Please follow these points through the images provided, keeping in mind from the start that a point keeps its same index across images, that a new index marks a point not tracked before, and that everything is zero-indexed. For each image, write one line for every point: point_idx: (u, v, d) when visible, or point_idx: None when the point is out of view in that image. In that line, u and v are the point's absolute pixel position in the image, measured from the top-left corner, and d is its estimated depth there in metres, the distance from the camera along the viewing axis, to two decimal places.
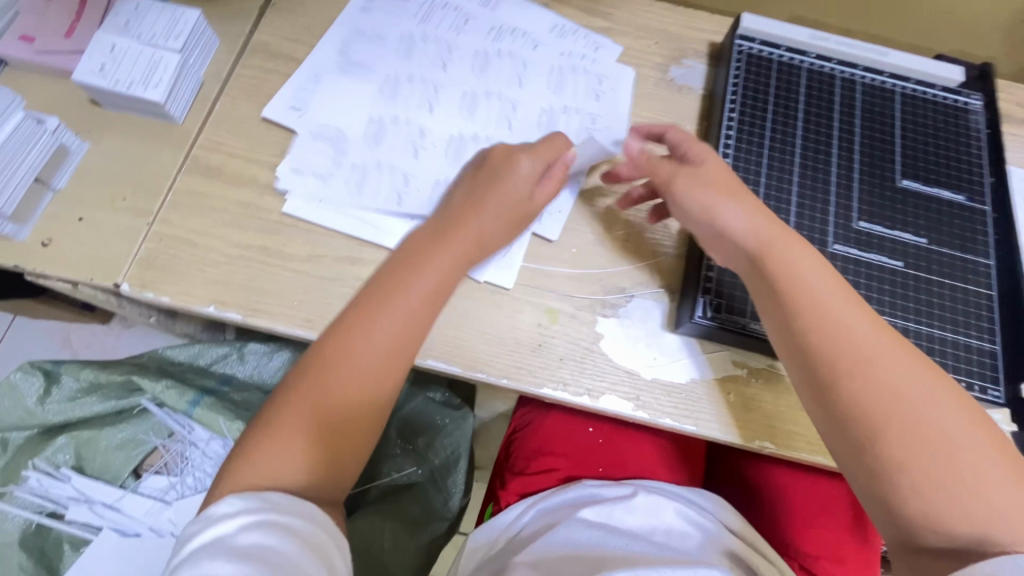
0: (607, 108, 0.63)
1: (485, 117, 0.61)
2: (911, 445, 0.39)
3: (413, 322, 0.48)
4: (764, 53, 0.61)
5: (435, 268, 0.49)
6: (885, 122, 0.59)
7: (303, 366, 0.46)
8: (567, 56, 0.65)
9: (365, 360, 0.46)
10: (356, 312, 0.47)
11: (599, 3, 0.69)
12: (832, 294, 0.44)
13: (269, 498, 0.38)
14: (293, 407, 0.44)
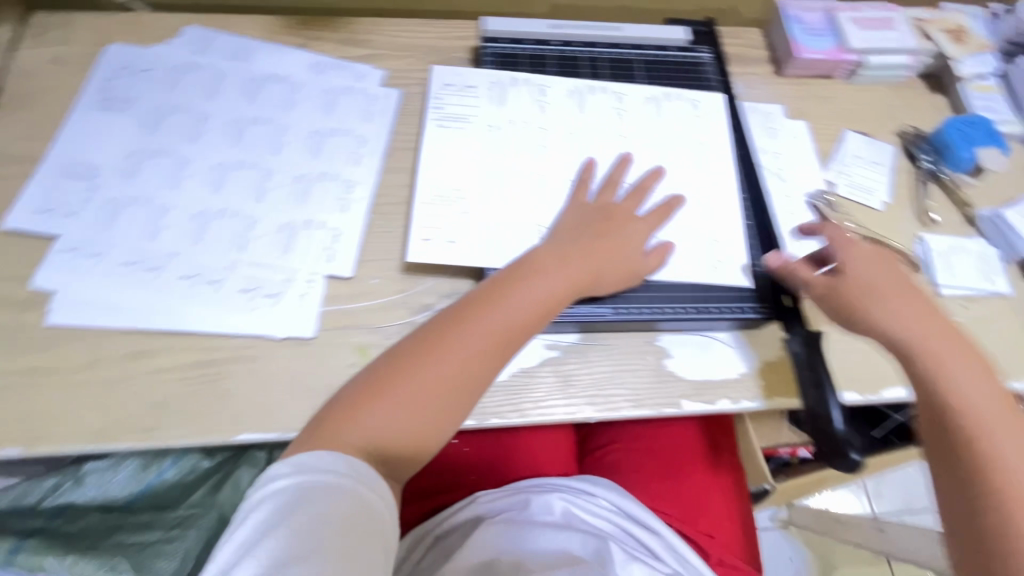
0: (379, 132, 0.63)
1: (237, 184, 0.59)
2: (967, 432, 0.43)
3: (502, 334, 0.48)
4: (512, 50, 0.68)
5: (527, 297, 0.49)
6: (630, 85, 0.67)
7: (391, 373, 0.45)
8: (329, 90, 0.65)
9: (423, 394, 0.44)
10: (458, 315, 0.48)
11: (356, 32, 0.70)
12: (920, 307, 0.49)
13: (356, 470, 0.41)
14: (358, 438, 0.42)
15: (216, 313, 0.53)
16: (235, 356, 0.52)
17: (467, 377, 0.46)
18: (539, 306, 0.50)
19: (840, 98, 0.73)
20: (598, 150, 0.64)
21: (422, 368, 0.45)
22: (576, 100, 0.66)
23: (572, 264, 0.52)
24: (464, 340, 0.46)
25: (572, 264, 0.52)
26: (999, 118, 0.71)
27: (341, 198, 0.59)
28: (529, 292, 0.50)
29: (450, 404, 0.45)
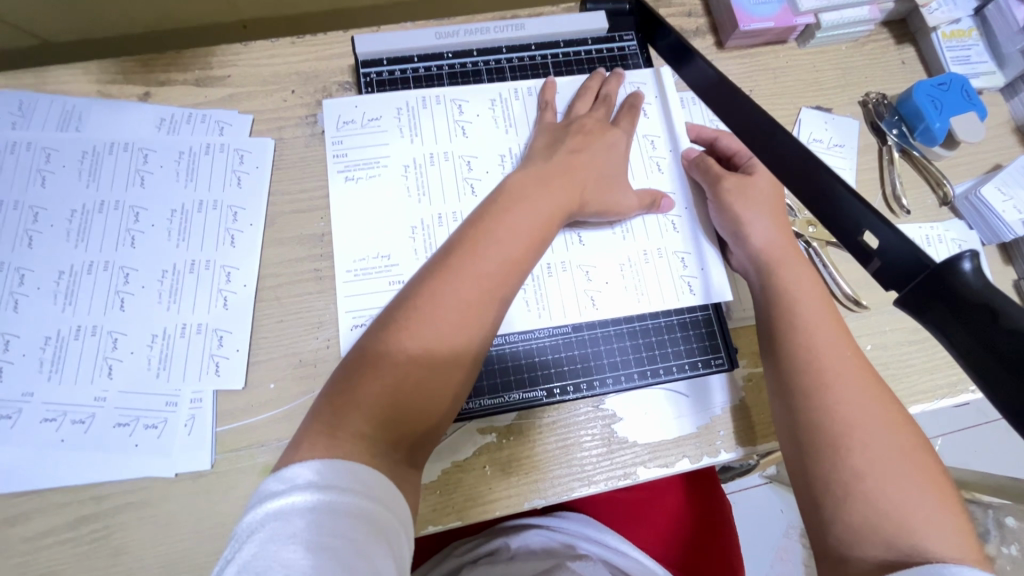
0: (255, 197, 0.53)
1: (92, 291, 0.49)
2: (830, 432, 0.41)
3: (501, 269, 0.44)
4: (397, 73, 0.57)
5: (513, 233, 0.45)
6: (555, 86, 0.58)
7: (392, 311, 0.42)
8: (186, 152, 0.54)
9: (431, 345, 0.40)
10: (451, 252, 0.44)
11: (211, 65, 0.57)
12: (814, 303, 0.47)
13: (353, 475, 0.34)
14: (365, 407, 0.38)
15: (91, 459, 0.46)
16: (123, 505, 0.45)
17: (474, 321, 0.42)
18: (530, 236, 0.46)
19: (793, 67, 0.63)
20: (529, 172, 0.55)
21: (418, 322, 0.40)
22: (484, 126, 0.56)
23: (555, 199, 0.48)
24: (459, 277, 0.42)
25: (554, 196, 0.48)
26: (974, 70, 0.62)
27: (219, 289, 0.50)
28: (518, 222, 0.45)
29: (465, 350, 0.41)
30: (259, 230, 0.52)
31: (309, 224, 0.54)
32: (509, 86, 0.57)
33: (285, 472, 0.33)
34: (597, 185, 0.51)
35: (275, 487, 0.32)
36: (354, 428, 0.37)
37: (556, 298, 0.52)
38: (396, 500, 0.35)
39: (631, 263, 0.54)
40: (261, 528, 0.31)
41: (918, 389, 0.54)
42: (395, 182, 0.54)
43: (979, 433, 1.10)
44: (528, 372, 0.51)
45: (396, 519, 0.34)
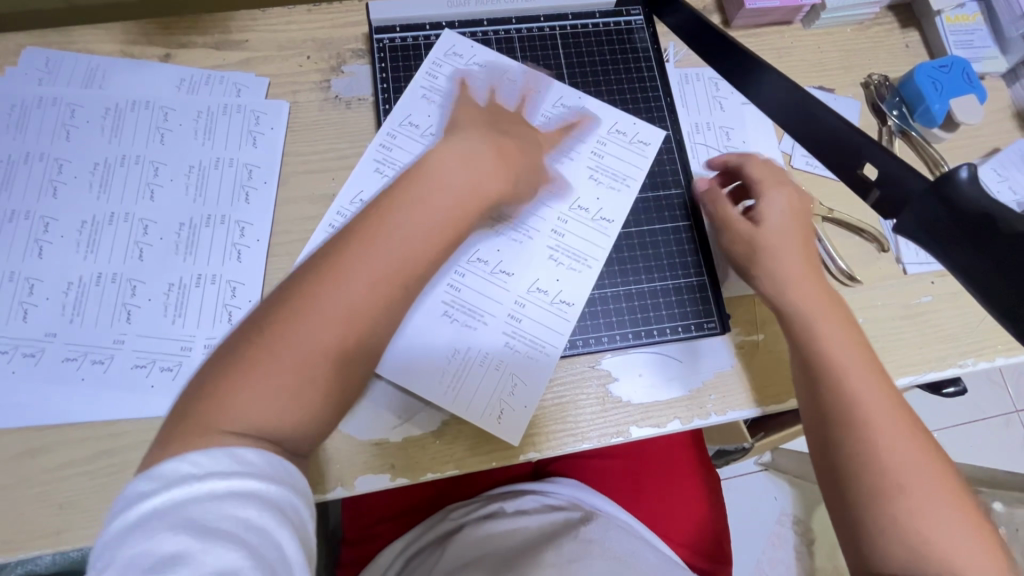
0: (269, 157, 0.55)
1: (112, 240, 0.51)
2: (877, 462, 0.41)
3: (416, 236, 0.41)
4: (408, 39, 0.59)
5: (439, 198, 0.42)
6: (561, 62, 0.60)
7: (302, 274, 0.39)
8: (204, 111, 0.56)
9: (348, 316, 0.38)
10: (365, 216, 0.41)
11: (230, 30, 0.59)
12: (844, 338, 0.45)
13: (240, 458, 0.33)
14: (271, 371, 0.36)
15: (110, 396, 0.48)
16: (138, 441, 0.48)
17: (394, 290, 0.40)
18: (462, 198, 0.44)
19: (797, 48, 0.64)
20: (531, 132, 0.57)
21: (332, 278, 0.38)
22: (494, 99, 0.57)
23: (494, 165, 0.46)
24: (381, 236, 0.40)
25: (495, 162, 0.47)
26: (976, 54, 0.63)
27: (233, 243, 0.52)
28: (440, 186, 0.43)
29: (374, 324, 0.39)
30: (272, 187, 0.54)
31: (320, 184, 0.55)
32: (517, 65, 0.59)
33: (196, 457, 0.32)
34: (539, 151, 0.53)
35: (183, 469, 0.31)
36: (265, 381, 0.35)
37: (498, 267, 0.53)
38: (292, 472, 0.35)
39: (573, 224, 0.55)
40: (143, 526, 0.30)
41: (906, 361, 0.55)
42: (401, 150, 0.56)
43: (973, 426, 1.11)
44: (475, 338, 0.51)
45: (290, 490, 0.34)
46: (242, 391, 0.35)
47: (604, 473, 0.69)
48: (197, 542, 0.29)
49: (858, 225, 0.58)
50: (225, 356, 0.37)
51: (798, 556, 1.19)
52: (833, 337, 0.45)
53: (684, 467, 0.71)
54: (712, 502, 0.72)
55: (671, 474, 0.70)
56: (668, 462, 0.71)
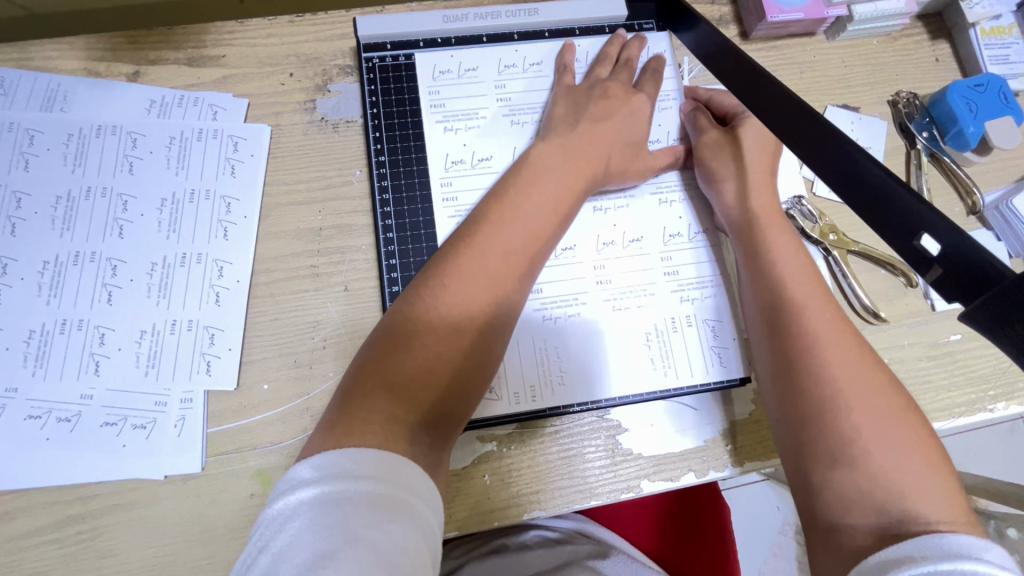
0: (249, 188, 0.51)
1: (77, 283, 0.47)
2: (831, 391, 0.39)
3: (542, 227, 0.43)
4: (401, 59, 0.54)
5: (540, 201, 0.43)
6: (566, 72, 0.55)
7: (420, 280, 0.40)
8: (177, 137, 0.51)
9: (459, 326, 0.39)
10: (480, 218, 0.43)
11: (204, 44, 0.54)
12: (793, 260, 0.46)
13: (377, 464, 0.32)
14: (393, 388, 0.36)
15: (78, 457, 0.44)
16: (111, 506, 0.44)
17: (506, 295, 0.41)
18: (550, 213, 0.43)
19: (820, 62, 0.60)
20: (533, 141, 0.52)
21: (440, 300, 0.39)
22: (502, 100, 0.53)
23: (566, 163, 0.46)
24: (481, 250, 0.41)
25: (579, 162, 0.46)
26: (1012, 70, 0.59)
27: (211, 285, 0.48)
28: (546, 190, 0.44)
29: (490, 332, 0.40)
30: (253, 222, 0.50)
31: (305, 217, 0.51)
32: (511, 48, 0.55)
33: (312, 461, 0.32)
34: (618, 152, 0.49)
35: (305, 475, 0.31)
36: (382, 415, 0.35)
37: (572, 291, 0.50)
38: (427, 491, 0.33)
39: (638, 243, 0.51)
40: (290, 521, 0.30)
41: (933, 406, 0.52)
42: (390, 182, 0.51)
43: (980, 436, 1.09)
44: (555, 372, 0.48)
45: (429, 511, 0.32)
46: (359, 437, 0.34)
47: (614, 507, 0.66)
48: (337, 546, 0.28)
49: (884, 259, 0.54)
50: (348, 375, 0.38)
51: (801, 567, 1.18)
52: (789, 262, 0.46)
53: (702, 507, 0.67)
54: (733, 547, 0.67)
55: (686, 512, 0.67)
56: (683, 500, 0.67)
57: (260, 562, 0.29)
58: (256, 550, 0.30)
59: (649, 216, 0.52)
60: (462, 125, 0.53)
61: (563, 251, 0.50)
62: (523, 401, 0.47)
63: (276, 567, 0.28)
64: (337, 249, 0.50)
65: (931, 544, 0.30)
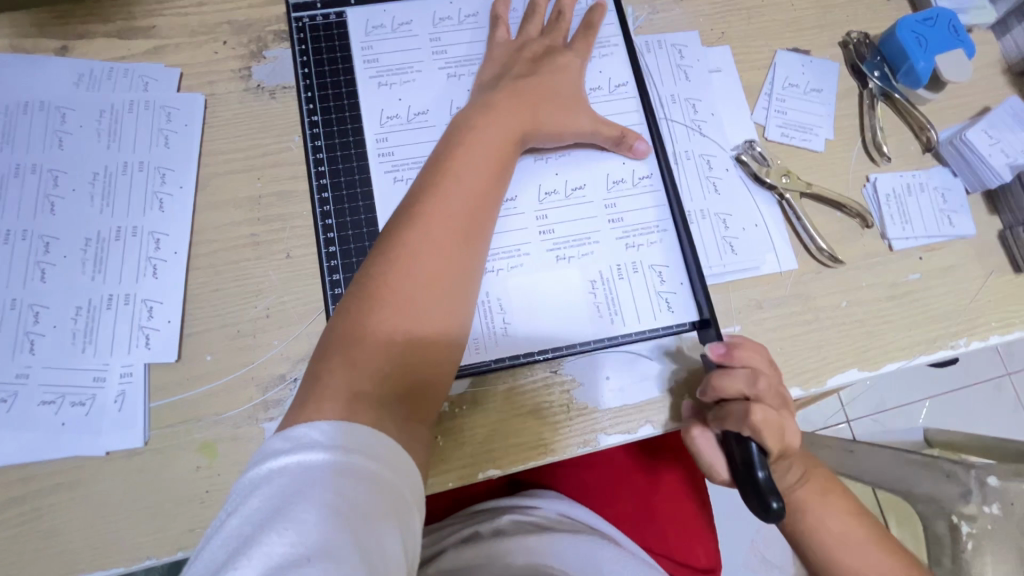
0: (185, 157, 0.49)
1: (8, 263, 0.46)
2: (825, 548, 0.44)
3: (479, 189, 0.43)
4: (333, 17, 0.53)
5: (476, 164, 0.43)
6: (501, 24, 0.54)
7: (367, 262, 0.39)
8: (108, 109, 0.50)
9: (418, 297, 0.38)
10: (421, 189, 0.42)
11: (133, 16, 0.53)
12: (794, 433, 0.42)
13: (353, 434, 0.31)
14: (362, 368, 0.35)
15: (16, 436, 0.43)
16: (53, 485, 0.43)
17: (456, 261, 0.40)
18: (486, 175, 0.43)
19: (768, 7, 0.59)
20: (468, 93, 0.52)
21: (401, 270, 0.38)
22: (437, 54, 0.53)
23: (507, 123, 0.46)
24: (425, 223, 0.40)
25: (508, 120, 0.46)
26: (962, 4, 0.58)
27: (148, 257, 0.47)
28: (482, 151, 0.44)
29: (448, 298, 0.40)
30: (189, 192, 0.49)
31: (243, 185, 0.50)
32: (446, 2, 0.54)
33: (289, 432, 0.31)
34: (550, 104, 0.48)
35: (277, 446, 0.30)
36: (352, 388, 0.35)
37: (515, 243, 0.49)
38: (405, 464, 0.33)
39: (580, 193, 0.51)
40: (264, 484, 0.29)
41: (894, 345, 0.51)
42: (326, 144, 0.50)
43: (965, 393, 1.09)
44: (500, 322, 0.48)
45: (403, 485, 0.31)
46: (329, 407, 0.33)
47: (591, 486, 0.65)
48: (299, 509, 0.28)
49: (839, 201, 0.53)
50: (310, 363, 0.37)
51: None
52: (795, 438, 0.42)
53: (674, 475, 0.67)
54: (704, 510, 0.68)
55: (660, 483, 0.66)
56: (658, 471, 0.67)
57: (228, 525, 0.28)
58: (227, 513, 0.29)
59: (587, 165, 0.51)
60: (397, 79, 0.52)
61: (503, 203, 0.50)
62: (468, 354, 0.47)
63: (245, 526, 0.28)
64: (277, 216, 0.49)
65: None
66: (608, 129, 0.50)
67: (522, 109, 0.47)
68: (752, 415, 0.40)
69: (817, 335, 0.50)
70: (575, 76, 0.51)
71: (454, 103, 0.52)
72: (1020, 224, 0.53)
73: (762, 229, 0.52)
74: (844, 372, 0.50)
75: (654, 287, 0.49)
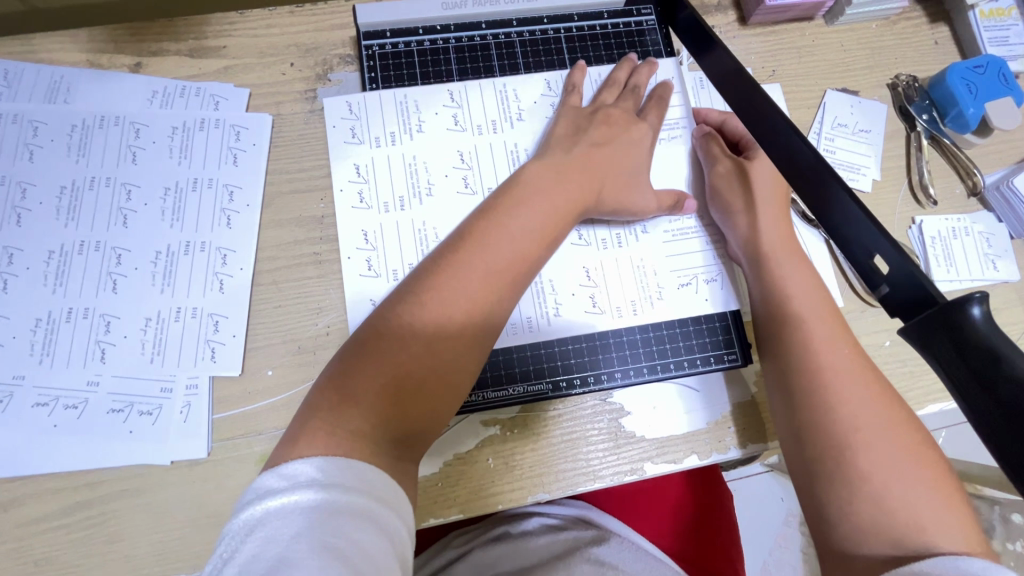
0: (251, 176, 0.51)
1: (82, 273, 0.47)
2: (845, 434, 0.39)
3: (524, 252, 0.43)
4: (400, 45, 0.54)
5: (525, 220, 0.44)
6: (558, 50, 0.56)
7: (404, 292, 0.41)
8: (180, 126, 0.51)
9: (401, 371, 0.38)
10: (463, 238, 0.43)
11: (205, 36, 0.54)
12: (813, 304, 0.46)
13: (345, 474, 0.33)
14: (357, 406, 0.37)
15: (86, 443, 0.45)
16: (118, 492, 0.44)
17: (483, 312, 0.41)
18: (547, 218, 0.44)
19: (819, 47, 0.60)
20: (525, 126, 0.53)
21: (465, 261, 0.42)
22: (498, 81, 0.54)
23: (567, 192, 0.46)
24: (434, 300, 0.40)
25: (570, 189, 0.46)
26: (1011, 52, 0.59)
27: (215, 272, 0.49)
28: (531, 209, 0.44)
29: (479, 330, 0.41)
30: (255, 210, 0.50)
31: (307, 205, 0.51)
32: (511, 36, 0.55)
33: (282, 469, 0.33)
34: (613, 178, 0.49)
35: (272, 484, 0.32)
36: (348, 427, 0.36)
37: None
38: (400, 503, 0.34)
39: None
40: (287, 514, 0.31)
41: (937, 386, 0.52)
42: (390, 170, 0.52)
43: None
44: (611, 307, 0.50)
45: (396, 521, 0.33)
46: (319, 440, 0.35)
47: (621, 498, 0.66)
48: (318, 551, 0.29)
49: None
50: (339, 365, 0.39)
51: (807, 558, 1.17)
52: (814, 306, 0.46)
53: (701, 493, 0.68)
54: (728, 531, 0.69)
55: (687, 500, 0.68)
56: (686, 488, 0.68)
57: (287, 541, 0.30)
58: (220, 561, 0.30)
59: (585, 99, 0.54)
60: (459, 107, 0.53)
61: None
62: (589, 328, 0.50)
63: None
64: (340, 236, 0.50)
65: (948, 565, 0.32)
66: (667, 196, 0.51)
67: (587, 168, 0.48)
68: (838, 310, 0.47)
69: None
70: (645, 149, 0.51)
71: (516, 135, 0.53)
72: None
73: None
74: None
75: (659, 127, 0.53)
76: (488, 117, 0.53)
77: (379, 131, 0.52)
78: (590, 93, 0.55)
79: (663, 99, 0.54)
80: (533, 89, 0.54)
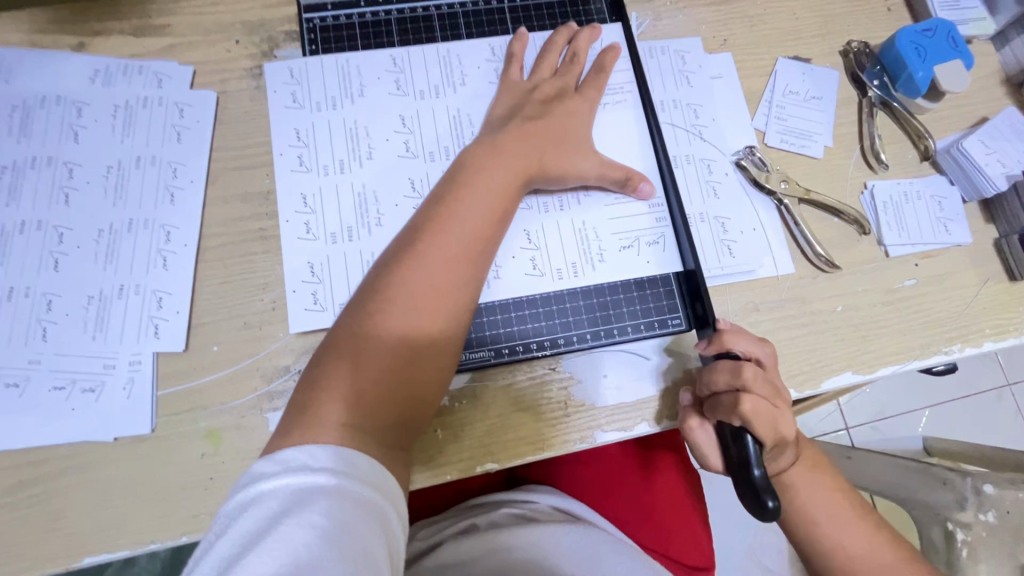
0: (195, 153, 0.51)
1: (22, 253, 0.47)
2: None
3: (484, 229, 0.44)
4: (342, 18, 0.54)
5: (482, 199, 0.44)
6: (500, 17, 0.56)
7: (371, 285, 0.41)
8: (123, 105, 0.51)
9: (382, 361, 0.39)
10: (421, 226, 0.43)
11: (149, 15, 0.54)
12: None
13: (342, 458, 0.33)
14: (337, 399, 0.37)
15: (28, 421, 0.44)
16: (62, 469, 0.44)
17: (454, 292, 0.42)
18: (500, 195, 0.45)
19: (771, 15, 0.59)
20: (467, 91, 0.53)
21: (428, 247, 0.42)
22: (440, 48, 0.54)
23: (517, 167, 0.47)
24: (404, 290, 0.41)
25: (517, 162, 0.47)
26: (962, 16, 0.59)
27: (158, 249, 0.48)
28: (485, 188, 0.45)
29: (450, 309, 0.42)
30: (199, 186, 0.50)
31: (253, 181, 0.51)
32: (454, 6, 0.55)
33: (276, 456, 0.33)
34: (556, 150, 0.49)
35: (267, 470, 0.32)
36: (333, 420, 0.36)
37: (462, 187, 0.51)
38: (388, 482, 0.35)
39: None
40: (283, 495, 0.31)
41: (890, 349, 0.51)
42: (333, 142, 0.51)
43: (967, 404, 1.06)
44: (551, 269, 0.50)
45: (384, 499, 0.33)
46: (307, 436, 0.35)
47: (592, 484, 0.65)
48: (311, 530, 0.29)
49: (835, 207, 0.54)
50: (314, 365, 0.39)
51: None
52: None
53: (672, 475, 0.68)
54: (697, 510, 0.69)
55: (659, 481, 0.67)
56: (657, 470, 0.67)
57: (279, 520, 0.30)
58: (215, 536, 0.30)
59: (527, 68, 0.54)
60: (400, 74, 0.53)
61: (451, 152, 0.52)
62: (532, 294, 0.50)
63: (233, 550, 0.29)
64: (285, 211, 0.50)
65: None
66: (614, 171, 0.51)
67: (527, 139, 0.48)
68: (741, 405, 0.41)
69: (813, 335, 0.51)
70: (585, 120, 0.52)
71: (457, 100, 0.53)
72: (1015, 233, 0.54)
73: (760, 233, 0.53)
74: (837, 376, 0.50)
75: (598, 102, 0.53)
76: (431, 82, 0.53)
77: (322, 99, 0.52)
78: (532, 60, 0.55)
79: (605, 70, 0.54)
80: (475, 56, 0.54)
